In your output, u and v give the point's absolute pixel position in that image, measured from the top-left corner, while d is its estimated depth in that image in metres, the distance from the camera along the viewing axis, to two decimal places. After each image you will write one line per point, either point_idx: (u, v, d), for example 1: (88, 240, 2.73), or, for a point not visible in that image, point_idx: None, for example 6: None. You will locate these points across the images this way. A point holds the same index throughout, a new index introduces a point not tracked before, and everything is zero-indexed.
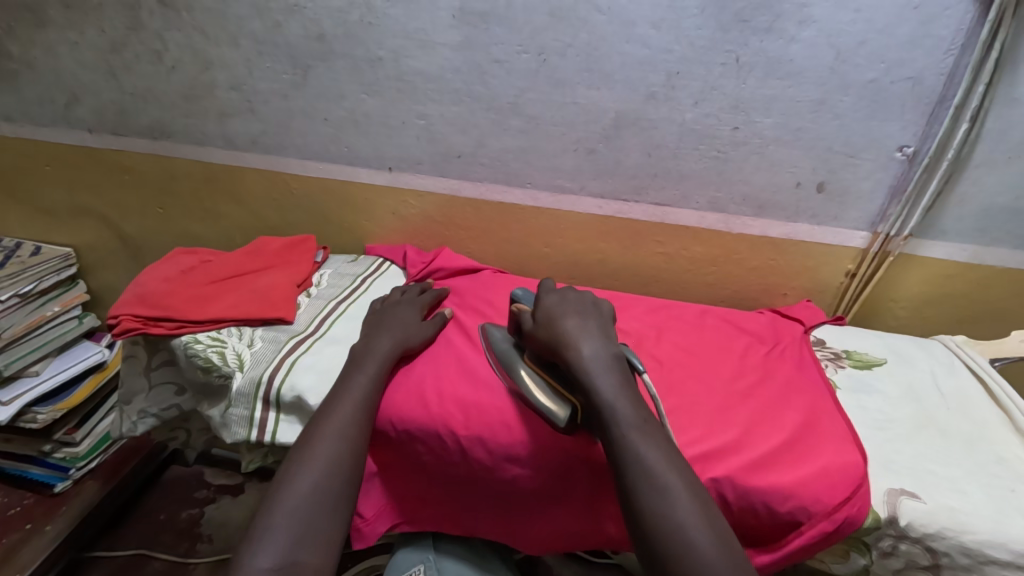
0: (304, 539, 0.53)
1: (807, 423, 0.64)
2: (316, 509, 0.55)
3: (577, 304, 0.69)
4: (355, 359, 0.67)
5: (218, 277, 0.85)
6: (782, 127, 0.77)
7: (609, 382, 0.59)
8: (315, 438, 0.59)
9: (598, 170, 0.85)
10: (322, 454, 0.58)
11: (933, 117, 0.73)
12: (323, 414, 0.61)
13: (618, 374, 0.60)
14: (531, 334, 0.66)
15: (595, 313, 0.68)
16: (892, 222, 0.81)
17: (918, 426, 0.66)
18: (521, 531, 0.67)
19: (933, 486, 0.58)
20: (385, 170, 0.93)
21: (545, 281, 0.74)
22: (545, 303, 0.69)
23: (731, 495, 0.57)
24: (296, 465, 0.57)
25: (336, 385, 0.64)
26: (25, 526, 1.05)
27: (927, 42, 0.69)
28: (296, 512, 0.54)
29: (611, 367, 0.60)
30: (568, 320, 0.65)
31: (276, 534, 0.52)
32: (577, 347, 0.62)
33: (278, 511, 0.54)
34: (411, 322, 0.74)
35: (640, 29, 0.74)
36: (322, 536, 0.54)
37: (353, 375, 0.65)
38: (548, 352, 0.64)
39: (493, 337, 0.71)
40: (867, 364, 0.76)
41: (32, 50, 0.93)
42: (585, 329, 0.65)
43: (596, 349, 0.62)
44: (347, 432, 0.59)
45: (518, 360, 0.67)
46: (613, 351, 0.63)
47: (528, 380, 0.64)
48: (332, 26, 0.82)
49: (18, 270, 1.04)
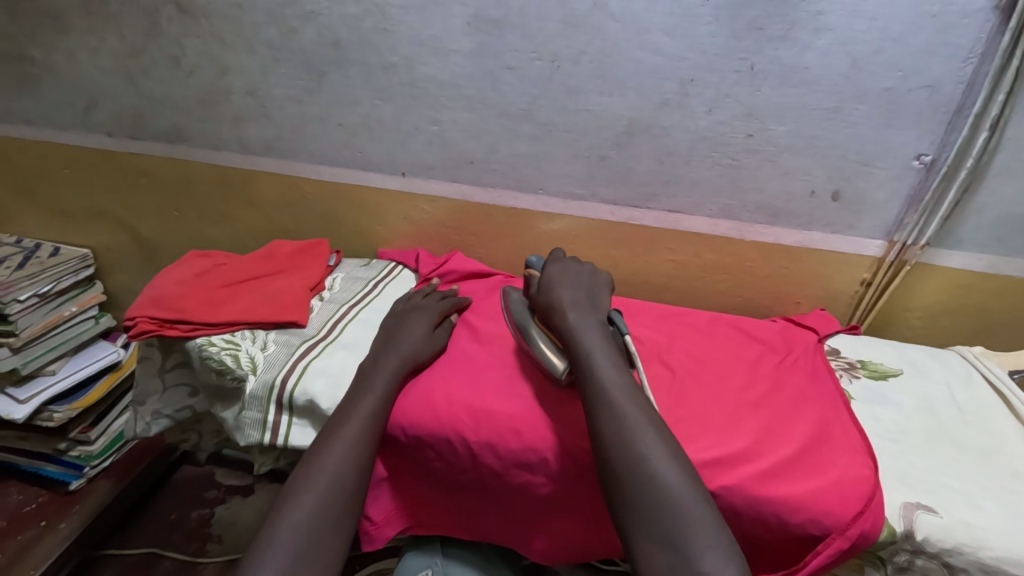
0: (308, 552, 0.53)
1: (818, 433, 0.63)
2: (319, 523, 0.55)
3: (576, 275, 0.75)
4: (363, 375, 0.67)
5: (232, 281, 0.86)
6: (796, 135, 0.77)
7: (595, 338, 0.65)
8: (324, 453, 0.59)
9: (610, 177, 0.85)
10: (330, 469, 0.58)
11: (950, 126, 0.72)
12: (332, 431, 0.61)
13: (603, 335, 0.66)
14: (533, 298, 0.73)
15: (589, 283, 0.74)
16: (908, 231, 0.80)
17: (934, 439, 0.65)
18: (528, 536, 0.67)
19: (949, 501, 0.57)
20: (399, 175, 0.93)
21: (557, 249, 0.79)
22: (548, 272, 0.75)
23: (741, 505, 0.57)
24: (303, 479, 0.58)
25: (344, 401, 0.64)
26: (38, 524, 1.07)
27: (945, 50, 0.68)
28: (301, 526, 0.54)
29: (597, 328, 0.67)
30: (562, 290, 0.71)
31: (280, 546, 0.53)
32: (565, 311, 0.68)
33: (284, 523, 0.54)
34: (419, 333, 0.72)
35: (653, 36, 0.74)
36: (323, 550, 0.54)
37: (362, 391, 0.64)
38: (545, 316, 0.71)
39: (511, 299, 0.77)
40: (882, 374, 0.75)
41: (53, 56, 0.95)
42: (577, 298, 0.71)
43: (584, 315, 0.68)
44: (354, 448, 0.59)
45: (530, 321, 0.72)
46: (600, 317, 0.69)
47: (537, 336, 0.70)
48: (347, 33, 0.82)
49: (38, 270, 1.05)
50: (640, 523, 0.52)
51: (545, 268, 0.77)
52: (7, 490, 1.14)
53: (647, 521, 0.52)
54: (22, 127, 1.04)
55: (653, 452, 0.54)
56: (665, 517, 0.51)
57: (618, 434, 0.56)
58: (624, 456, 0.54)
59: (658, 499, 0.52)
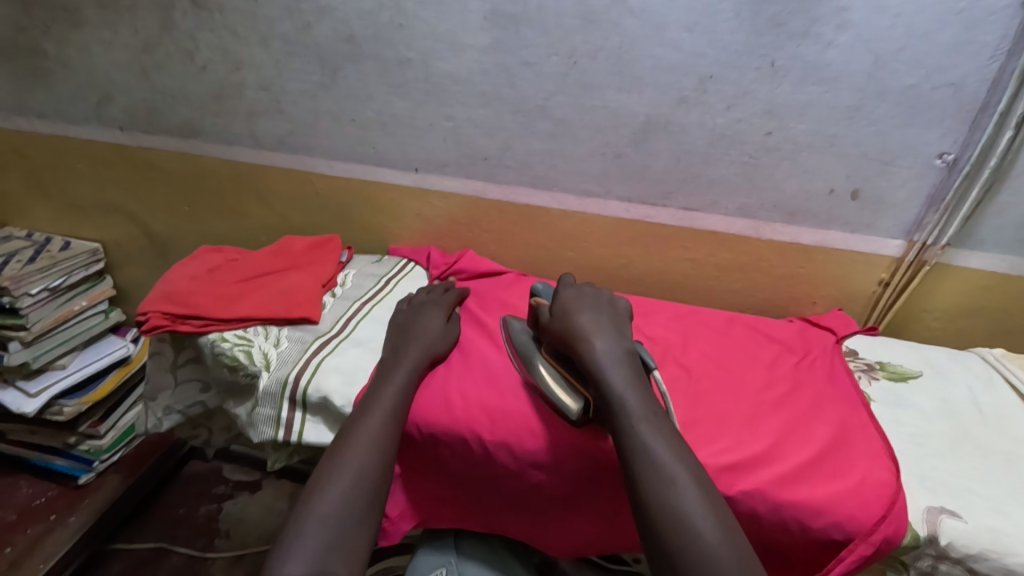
0: (336, 545, 0.52)
1: (839, 436, 0.62)
2: (345, 515, 0.54)
3: (592, 300, 0.70)
4: (384, 368, 0.67)
5: (245, 277, 0.86)
6: (816, 133, 0.76)
7: (622, 376, 0.59)
8: (346, 447, 0.58)
9: (626, 174, 0.84)
10: (354, 463, 0.57)
11: (975, 125, 0.71)
12: (352, 426, 0.60)
13: (631, 368, 0.61)
14: (545, 327, 0.67)
15: (608, 309, 0.70)
16: (929, 231, 0.79)
17: (957, 443, 0.64)
18: (546, 533, 0.67)
19: (974, 505, 0.56)
20: (411, 171, 0.92)
21: (566, 276, 0.76)
22: (563, 298, 0.70)
23: (762, 510, 0.56)
24: (327, 472, 0.57)
25: (365, 395, 0.64)
26: (48, 518, 1.07)
27: (970, 47, 0.67)
28: (328, 519, 0.54)
29: (624, 360, 0.61)
30: (582, 316, 0.66)
31: (309, 539, 0.52)
32: (589, 340, 0.62)
33: (310, 516, 0.54)
34: (434, 325, 0.73)
35: (673, 32, 0.73)
36: (351, 543, 0.53)
37: (382, 384, 0.64)
38: (561, 347, 0.65)
39: (514, 328, 0.71)
40: (902, 376, 0.74)
41: (66, 49, 0.95)
42: (599, 324, 0.66)
43: (609, 345, 0.63)
44: (377, 441, 0.59)
45: (537, 355, 0.66)
46: (626, 346, 0.64)
47: (546, 373, 0.64)
48: (362, 28, 0.82)
49: (50, 264, 1.05)
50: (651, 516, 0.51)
51: (558, 296, 0.71)
52: (17, 484, 1.13)
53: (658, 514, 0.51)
54: (34, 120, 1.04)
55: (664, 446, 0.54)
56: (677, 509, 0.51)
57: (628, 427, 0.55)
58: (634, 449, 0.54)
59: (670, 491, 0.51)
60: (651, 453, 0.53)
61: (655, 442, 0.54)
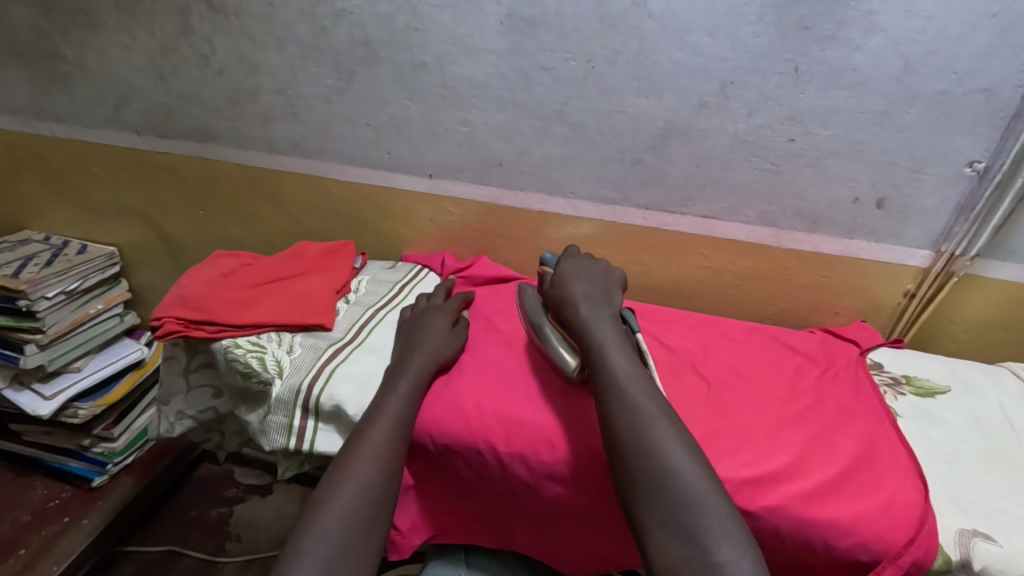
0: (339, 562, 0.51)
1: (865, 452, 0.60)
2: (347, 530, 0.53)
3: (589, 272, 0.72)
4: (389, 377, 0.66)
5: (259, 282, 0.86)
6: (842, 139, 0.74)
7: (608, 334, 0.63)
8: (350, 459, 0.57)
9: (644, 181, 0.83)
10: (357, 476, 0.56)
11: (1007, 132, 0.69)
12: (354, 441, 0.59)
13: (617, 331, 0.64)
14: (545, 294, 0.71)
15: (603, 278, 0.72)
16: (958, 241, 0.77)
17: (990, 462, 0.62)
18: (560, 547, 0.65)
19: (1009, 528, 0.54)
20: (426, 177, 0.92)
21: (570, 246, 0.77)
22: (561, 268, 0.72)
23: (785, 528, 0.54)
24: (331, 485, 0.56)
25: (369, 406, 0.62)
26: (61, 520, 1.06)
27: (1005, 52, 0.65)
28: (331, 534, 0.53)
29: (610, 321, 0.65)
30: (575, 285, 0.69)
31: (310, 555, 0.51)
32: (576, 307, 0.66)
33: (313, 531, 0.53)
34: (440, 331, 0.71)
35: (694, 36, 0.72)
36: (353, 559, 0.52)
37: (387, 395, 0.63)
38: (556, 311, 0.68)
39: (527, 293, 0.74)
40: (929, 392, 0.71)
41: (85, 53, 0.95)
42: (591, 293, 0.68)
43: (597, 310, 0.66)
44: (380, 454, 0.58)
45: (542, 317, 0.70)
46: (613, 312, 0.67)
47: (549, 333, 0.67)
48: (378, 32, 0.81)
49: (67, 268, 1.06)
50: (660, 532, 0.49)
51: (557, 264, 0.74)
52: (31, 485, 1.14)
53: (670, 533, 0.49)
54: (53, 124, 1.05)
55: (677, 459, 0.52)
56: (688, 528, 0.49)
57: (639, 441, 0.53)
58: (645, 465, 0.52)
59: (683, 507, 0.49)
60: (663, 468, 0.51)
61: (666, 455, 0.52)
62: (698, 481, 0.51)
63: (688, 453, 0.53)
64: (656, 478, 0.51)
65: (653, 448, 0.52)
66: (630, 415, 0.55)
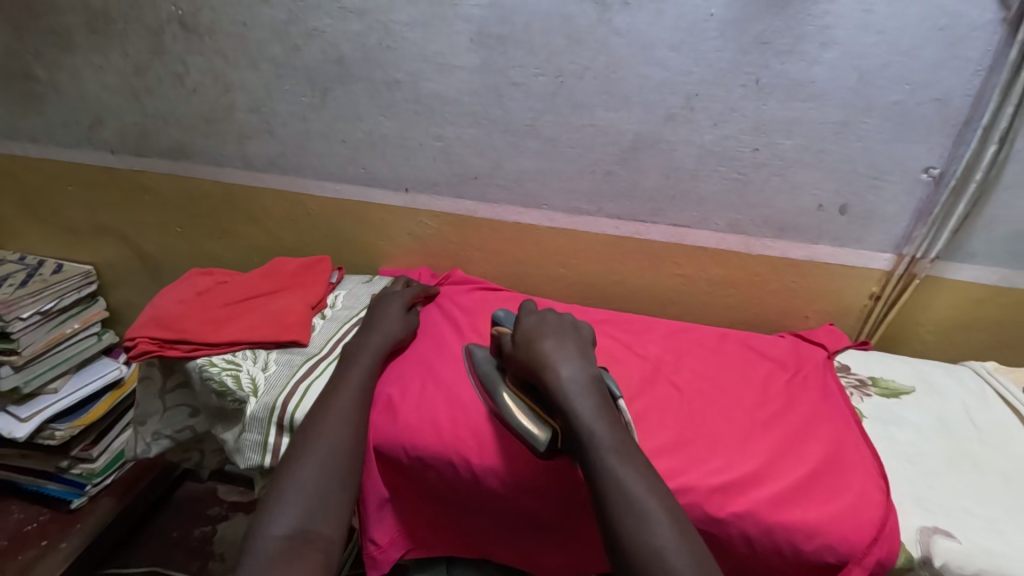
0: (316, 508, 0.54)
1: (832, 455, 0.62)
2: (328, 480, 0.56)
3: (556, 325, 0.67)
4: (347, 357, 0.70)
5: (233, 300, 0.85)
6: (805, 148, 0.76)
7: (590, 403, 0.56)
8: (321, 431, 0.60)
9: (616, 193, 0.85)
10: (328, 436, 0.59)
11: (959, 139, 0.72)
12: (318, 410, 0.62)
13: (597, 396, 0.58)
14: (511, 356, 0.64)
15: (573, 334, 0.67)
16: (918, 244, 0.79)
17: (951, 462, 0.63)
18: (534, 555, 0.67)
19: (968, 525, 0.55)
20: (402, 191, 0.93)
21: (527, 303, 0.73)
22: (523, 325, 0.67)
23: (754, 532, 0.55)
24: (302, 444, 0.58)
25: (311, 417, 0.62)
26: (39, 543, 1.05)
27: (955, 63, 0.67)
28: (308, 484, 0.55)
29: (591, 388, 0.58)
30: (546, 342, 0.63)
31: (290, 504, 0.53)
32: (555, 368, 0.59)
33: (291, 487, 0.55)
34: (394, 315, 0.77)
35: (659, 51, 0.74)
36: (330, 503, 0.55)
37: (331, 404, 0.63)
38: (528, 375, 0.61)
39: (476, 356, 0.69)
40: (895, 392, 0.74)
41: (58, 74, 0.95)
42: (564, 352, 0.62)
43: (575, 373, 0.60)
44: (348, 419, 0.61)
45: (502, 383, 0.64)
46: (592, 372, 0.61)
47: (509, 402, 0.61)
48: (351, 50, 0.82)
49: (42, 287, 1.05)
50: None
51: (522, 325, 0.67)
52: (7, 510, 1.11)
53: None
54: (27, 144, 1.04)
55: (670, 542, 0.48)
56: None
57: (635, 525, 0.49)
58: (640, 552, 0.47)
59: (657, 569, 0.46)
60: (662, 556, 0.47)
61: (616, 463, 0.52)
62: (690, 568, 0.47)
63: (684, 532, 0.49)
64: (623, 520, 0.49)
65: (631, 508, 0.49)
66: (617, 481, 0.51)
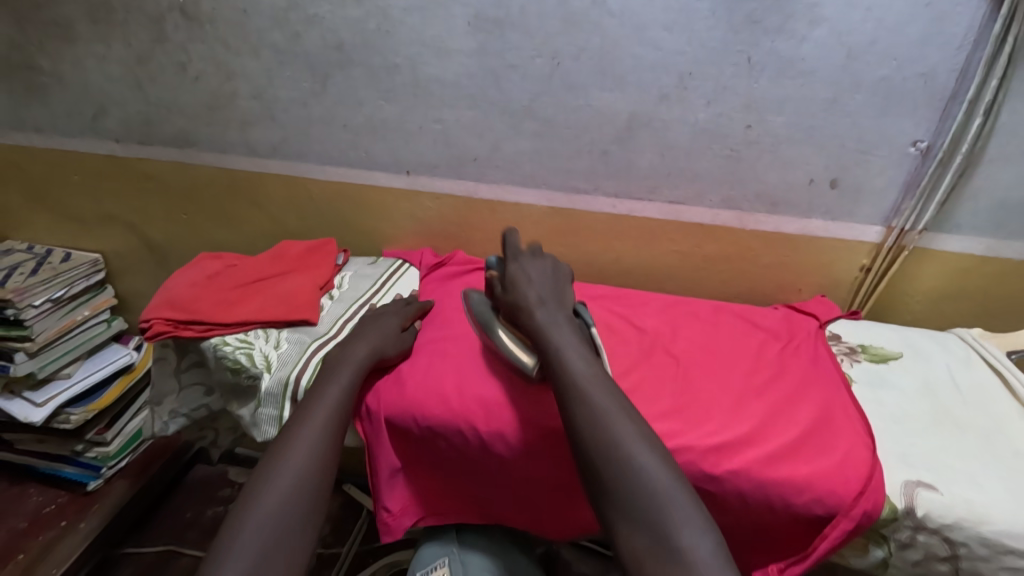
0: (274, 549, 0.53)
1: (823, 418, 0.65)
2: (287, 518, 0.55)
3: (539, 269, 0.73)
4: (349, 342, 0.72)
5: (243, 282, 0.88)
6: (795, 125, 0.78)
7: (565, 338, 0.63)
8: (271, 475, 0.58)
9: (612, 172, 0.87)
10: (291, 469, 0.58)
11: (945, 113, 0.74)
12: (283, 440, 0.61)
13: (575, 336, 0.64)
14: (500, 299, 0.71)
15: (554, 278, 0.73)
16: (906, 216, 0.81)
17: (935, 421, 0.66)
18: (542, 520, 0.70)
19: (950, 478, 0.59)
20: (403, 174, 0.95)
21: (508, 234, 0.76)
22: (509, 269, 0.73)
23: (748, 490, 0.58)
24: (263, 480, 0.57)
25: (273, 447, 0.60)
26: (58, 523, 1.08)
27: (939, 39, 0.69)
28: (266, 522, 0.54)
29: (566, 325, 0.66)
30: (527, 286, 0.70)
31: (246, 543, 0.52)
32: (532, 311, 0.66)
33: (242, 534, 0.53)
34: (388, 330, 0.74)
35: (652, 32, 0.75)
36: (288, 544, 0.54)
37: (296, 434, 0.61)
38: (511, 315, 0.69)
39: (474, 300, 0.74)
40: (883, 358, 0.77)
41: (61, 64, 0.97)
42: (543, 295, 0.69)
43: (552, 315, 0.66)
44: (316, 446, 0.60)
45: (496, 321, 0.70)
46: (567, 313, 0.68)
47: (506, 338, 0.68)
48: (350, 36, 0.84)
49: (52, 276, 1.07)
50: (635, 535, 0.50)
51: (508, 268, 0.73)
52: (26, 493, 1.15)
53: (642, 534, 0.50)
54: (31, 135, 1.06)
55: (650, 464, 0.53)
56: (662, 529, 0.49)
57: (619, 459, 0.53)
58: (622, 475, 0.52)
59: (620, 462, 0.53)
60: (637, 472, 0.52)
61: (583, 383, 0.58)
62: (652, 463, 0.53)
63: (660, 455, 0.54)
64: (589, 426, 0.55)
65: (597, 416, 0.55)
66: (583, 395, 0.57)
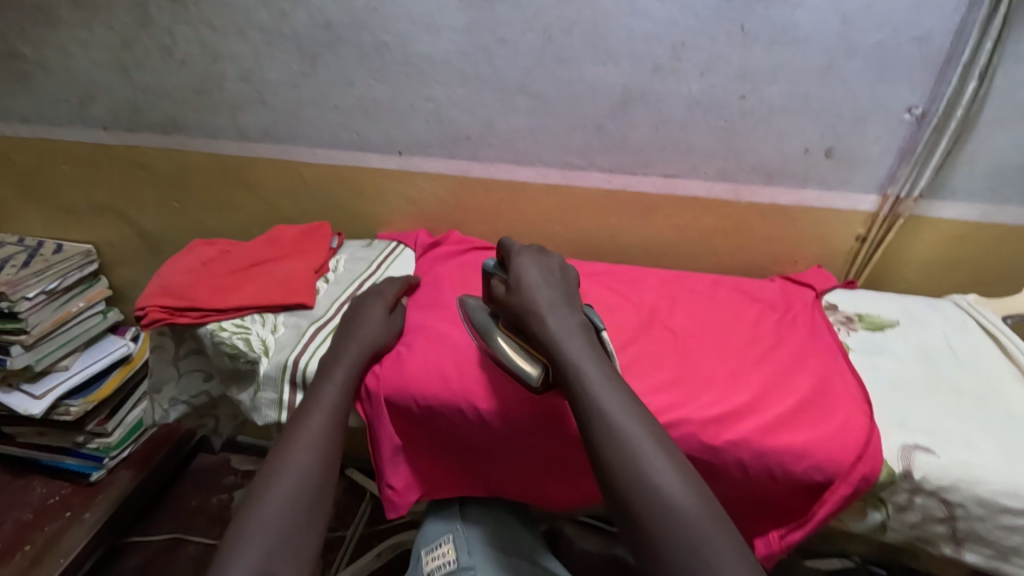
0: (278, 550, 0.52)
1: (820, 385, 0.65)
2: (290, 519, 0.54)
3: (546, 271, 0.68)
4: (347, 324, 0.72)
5: (238, 268, 0.87)
6: (790, 94, 0.78)
7: (577, 345, 0.59)
8: (267, 485, 0.56)
9: (606, 147, 0.86)
10: (292, 471, 0.58)
11: (940, 77, 0.73)
12: (281, 444, 0.60)
13: (588, 343, 0.60)
14: (504, 302, 0.65)
15: (563, 281, 0.68)
16: (901, 183, 0.81)
17: (932, 386, 0.67)
18: (542, 493, 0.71)
19: (947, 441, 0.59)
20: (396, 155, 0.94)
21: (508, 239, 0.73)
22: (515, 270, 0.68)
23: (747, 458, 0.59)
24: (265, 483, 0.57)
25: (273, 451, 0.60)
26: (64, 514, 1.09)
27: (934, 2, 0.69)
28: (269, 523, 0.53)
29: (579, 333, 0.61)
30: (536, 290, 0.64)
31: (250, 544, 0.51)
32: (542, 317, 0.61)
33: (246, 536, 0.52)
34: (374, 319, 0.72)
35: (644, 2, 0.74)
36: (292, 545, 0.53)
37: (295, 437, 0.60)
38: (517, 319, 0.64)
39: (470, 306, 0.70)
40: (879, 326, 0.77)
41: (44, 50, 0.95)
42: (552, 300, 0.64)
43: (562, 318, 0.61)
44: (314, 446, 0.60)
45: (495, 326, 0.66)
46: (579, 318, 0.63)
47: (507, 348, 0.64)
48: (338, 13, 0.82)
49: (44, 268, 1.06)
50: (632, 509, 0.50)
51: (512, 269, 0.68)
52: (29, 485, 1.15)
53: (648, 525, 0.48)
54: (17, 125, 1.04)
55: (648, 446, 0.52)
56: (659, 504, 0.49)
57: (617, 435, 0.52)
58: (633, 481, 0.50)
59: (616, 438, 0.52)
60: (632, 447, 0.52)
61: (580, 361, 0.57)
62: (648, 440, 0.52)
63: (662, 445, 0.52)
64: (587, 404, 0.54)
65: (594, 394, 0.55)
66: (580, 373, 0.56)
